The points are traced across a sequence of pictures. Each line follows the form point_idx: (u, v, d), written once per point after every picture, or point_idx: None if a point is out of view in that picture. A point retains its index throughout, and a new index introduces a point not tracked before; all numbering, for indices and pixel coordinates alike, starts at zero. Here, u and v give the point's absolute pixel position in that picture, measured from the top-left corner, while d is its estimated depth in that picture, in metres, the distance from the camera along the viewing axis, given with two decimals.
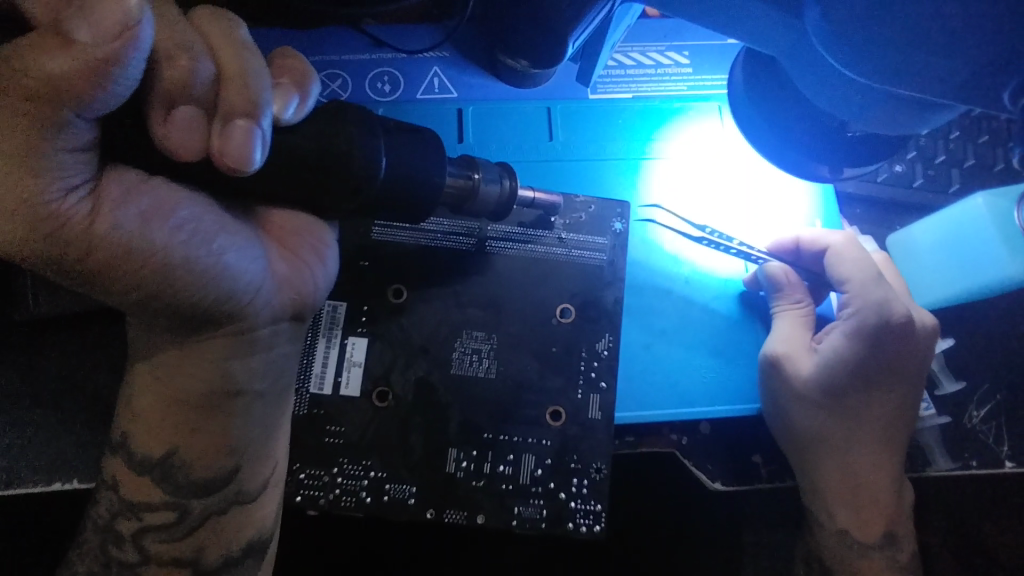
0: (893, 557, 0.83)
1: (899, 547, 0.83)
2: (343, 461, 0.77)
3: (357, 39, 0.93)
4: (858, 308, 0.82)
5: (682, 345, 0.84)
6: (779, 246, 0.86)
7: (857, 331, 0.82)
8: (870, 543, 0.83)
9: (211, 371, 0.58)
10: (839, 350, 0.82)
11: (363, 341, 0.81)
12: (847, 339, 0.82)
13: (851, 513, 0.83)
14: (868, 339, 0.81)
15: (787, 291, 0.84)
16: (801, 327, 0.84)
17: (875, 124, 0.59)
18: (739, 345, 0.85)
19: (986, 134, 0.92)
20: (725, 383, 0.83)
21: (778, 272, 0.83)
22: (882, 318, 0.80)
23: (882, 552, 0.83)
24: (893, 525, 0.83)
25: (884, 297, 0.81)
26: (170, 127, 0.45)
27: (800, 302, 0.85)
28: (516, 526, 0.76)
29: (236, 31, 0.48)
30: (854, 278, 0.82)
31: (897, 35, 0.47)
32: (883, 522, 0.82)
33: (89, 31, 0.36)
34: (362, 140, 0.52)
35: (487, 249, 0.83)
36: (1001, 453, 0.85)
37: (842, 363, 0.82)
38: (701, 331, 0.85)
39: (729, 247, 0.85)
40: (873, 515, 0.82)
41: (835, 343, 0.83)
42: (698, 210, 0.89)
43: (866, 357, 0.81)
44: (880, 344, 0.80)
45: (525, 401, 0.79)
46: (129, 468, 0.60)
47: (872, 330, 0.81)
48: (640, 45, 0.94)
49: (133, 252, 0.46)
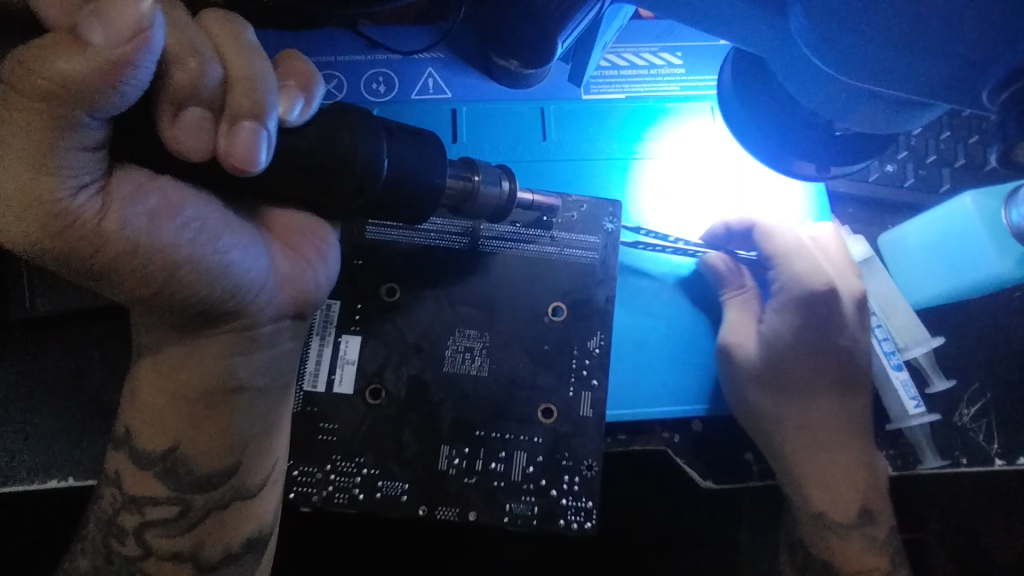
0: (871, 536, 0.81)
1: (876, 523, 0.82)
2: (337, 458, 0.78)
3: (353, 39, 0.94)
4: (785, 282, 0.86)
5: (667, 343, 0.86)
6: (711, 234, 0.88)
7: (785, 306, 0.86)
8: (846, 521, 0.81)
9: (212, 369, 0.58)
10: (780, 327, 0.85)
11: (356, 339, 0.82)
12: (785, 314, 0.86)
13: (823, 492, 0.82)
14: (795, 312, 0.85)
15: (731, 280, 0.86)
16: (747, 310, 0.86)
17: (860, 124, 0.61)
18: (700, 340, 0.87)
19: (976, 134, 0.94)
20: (686, 383, 0.85)
21: (715, 261, 0.86)
22: (803, 290, 0.85)
23: (860, 530, 0.81)
24: (866, 500, 0.82)
25: (807, 268, 0.85)
26: (178, 128, 0.46)
27: (742, 286, 0.87)
28: (508, 522, 0.77)
29: (244, 34, 0.49)
30: (779, 254, 0.86)
31: (880, 36, 0.49)
32: (858, 499, 0.82)
33: (104, 34, 0.37)
34: (366, 143, 0.54)
35: (481, 248, 0.84)
36: (992, 451, 0.87)
37: (778, 336, 0.85)
38: (671, 328, 0.87)
39: (667, 246, 0.88)
40: (846, 492, 0.82)
41: (770, 318, 0.87)
42: (673, 211, 0.91)
43: (803, 327, 0.85)
44: (807, 316, 0.85)
45: (517, 399, 0.80)
46: (132, 463, 0.60)
47: (797, 302, 0.85)
48: (634, 46, 0.95)
49: (142, 250, 0.47)
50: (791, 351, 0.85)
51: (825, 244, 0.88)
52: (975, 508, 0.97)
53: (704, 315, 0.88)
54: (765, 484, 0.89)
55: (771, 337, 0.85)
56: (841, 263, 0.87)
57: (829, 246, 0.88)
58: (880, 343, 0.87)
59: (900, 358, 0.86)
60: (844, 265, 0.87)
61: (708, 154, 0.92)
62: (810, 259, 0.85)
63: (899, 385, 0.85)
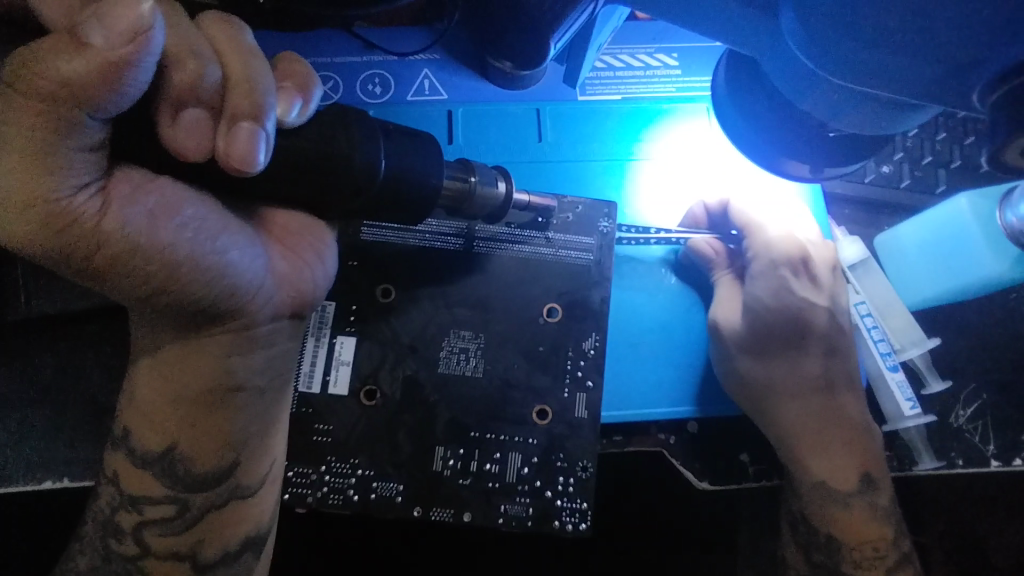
0: (873, 503, 0.81)
1: (877, 490, 0.82)
2: (332, 459, 0.79)
3: (349, 41, 0.94)
4: (757, 248, 0.86)
5: (663, 343, 0.87)
6: (692, 219, 0.90)
7: (762, 270, 0.85)
8: (848, 489, 0.81)
9: (211, 369, 0.59)
10: (764, 288, 0.84)
11: (352, 340, 0.82)
12: (766, 277, 0.84)
13: (821, 459, 0.82)
14: (773, 275, 0.84)
15: (719, 261, 0.87)
16: (731, 285, 0.86)
17: (853, 125, 0.61)
18: (693, 334, 0.87)
19: (972, 134, 0.94)
20: (677, 386, 0.85)
21: (700, 243, 0.87)
22: (777, 250, 0.84)
23: (862, 498, 0.81)
24: (868, 467, 0.82)
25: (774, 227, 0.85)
26: (177, 128, 0.46)
27: (730, 266, 0.88)
28: (502, 523, 0.77)
29: (242, 36, 0.50)
30: (748, 218, 0.86)
31: (871, 39, 0.49)
32: (857, 467, 0.82)
33: (103, 36, 0.38)
34: (362, 143, 0.54)
35: (475, 249, 0.84)
36: (988, 452, 0.87)
37: (760, 302, 0.84)
38: (664, 323, 0.87)
39: (649, 238, 0.89)
40: (846, 459, 0.82)
41: (749, 285, 0.85)
42: (664, 207, 0.92)
43: (781, 285, 0.84)
44: (783, 276, 0.84)
45: (512, 399, 0.80)
46: (130, 463, 0.61)
47: (773, 265, 0.84)
48: (630, 47, 0.96)
49: (140, 249, 0.47)
50: (772, 318, 0.83)
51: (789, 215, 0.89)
52: (974, 505, 0.97)
53: (698, 297, 0.89)
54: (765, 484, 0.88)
55: (754, 303, 0.83)
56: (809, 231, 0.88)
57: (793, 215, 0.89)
58: (875, 345, 0.87)
59: (896, 359, 0.86)
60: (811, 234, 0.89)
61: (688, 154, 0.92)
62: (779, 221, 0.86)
63: (895, 386, 0.85)
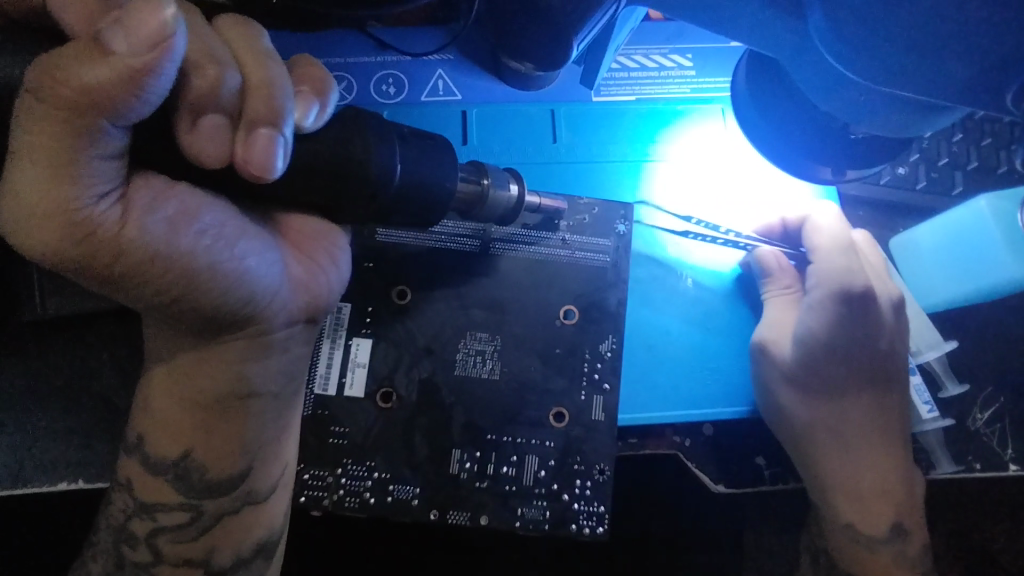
0: (901, 551, 0.83)
1: (908, 539, 0.83)
2: (347, 462, 0.78)
3: (362, 41, 0.93)
4: (821, 277, 0.85)
5: (683, 345, 0.86)
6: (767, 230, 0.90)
7: (819, 302, 0.84)
8: (879, 535, 0.82)
9: (230, 374, 0.58)
10: (817, 322, 0.84)
11: (368, 342, 0.81)
12: (822, 311, 0.84)
13: (853, 506, 0.83)
14: (830, 309, 0.84)
15: (777, 276, 0.86)
16: (786, 307, 0.85)
17: (879, 127, 0.60)
18: (728, 343, 0.87)
19: (989, 137, 0.94)
20: (693, 388, 0.85)
21: (767, 256, 0.86)
22: (840, 286, 0.83)
23: (890, 545, 0.83)
24: (901, 516, 0.83)
25: (848, 265, 0.83)
26: (196, 134, 0.45)
27: (790, 287, 0.86)
28: (520, 526, 0.77)
29: (259, 41, 0.49)
30: (823, 248, 0.85)
31: (901, 41, 0.48)
32: (891, 516, 0.83)
33: (126, 42, 0.37)
34: (379, 148, 0.53)
35: (491, 251, 0.84)
36: (1006, 456, 0.86)
37: (812, 334, 0.84)
38: (689, 321, 0.87)
39: (718, 237, 0.89)
40: (880, 508, 0.83)
41: (804, 315, 0.85)
42: (694, 201, 0.91)
43: (840, 323, 0.83)
44: (844, 312, 0.83)
45: (527, 402, 0.80)
46: (146, 469, 0.60)
47: (831, 299, 0.83)
48: (644, 47, 0.95)
49: (160, 257, 0.47)
50: (823, 351, 0.84)
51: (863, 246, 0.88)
52: (987, 511, 0.96)
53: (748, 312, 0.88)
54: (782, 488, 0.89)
55: (805, 335, 0.83)
56: (879, 267, 0.87)
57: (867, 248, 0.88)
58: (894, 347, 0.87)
59: (912, 363, 0.87)
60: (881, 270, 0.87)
61: (742, 153, 0.91)
62: (852, 256, 0.84)
63: (914, 390, 0.86)
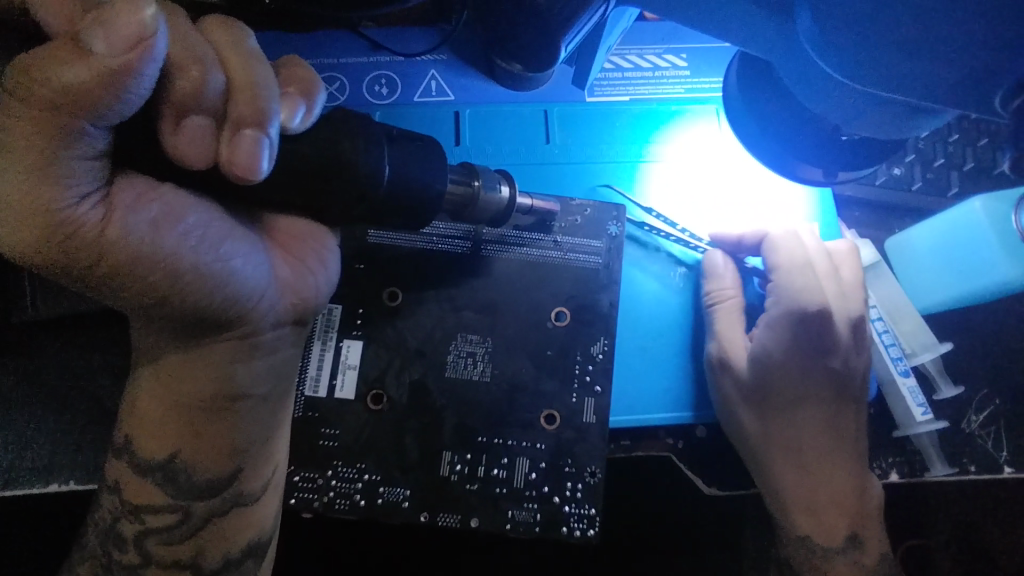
0: (858, 561, 0.80)
1: (863, 549, 0.81)
2: (337, 464, 0.78)
3: (354, 41, 0.93)
4: (781, 298, 0.83)
5: (661, 350, 0.86)
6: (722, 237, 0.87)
7: (776, 323, 0.83)
8: (833, 547, 0.81)
9: (217, 375, 0.58)
10: (768, 344, 0.83)
11: (359, 344, 0.81)
12: (775, 332, 0.83)
13: (807, 517, 0.81)
14: (786, 331, 0.82)
15: (722, 278, 0.85)
16: (732, 318, 0.84)
17: (867, 129, 0.60)
18: (671, 350, 0.86)
19: (986, 137, 0.93)
20: (683, 391, 0.85)
21: (715, 257, 0.86)
22: (797, 308, 0.81)
23: (846, 555, 0.80)
24: (856, 527, 0.81)
25: (805, 286, 0.81)
26: (179, 136, 0.45)
27: (731, 294, 0.85)
28: (510, 529, 0.77)
29: (246, 42, 0.49)
30: (782, 267, 0.83)
31: (887, 41, 0.48)
32: (846, 526, 0.81)
33: (106, 43, 0.37)
34: (366, 149, 0.53)
35: (482, 252, 0.84)
36: (1001, 458, 0.86)
37: (767, 353, 0.83)
38: (664, 326, 0.87)
39: (671, 233, 0.89)
40: (835, 517, 0.81)
41: (762, 334, 0.84)
42: (669, 194, 0.91)
43: (793, 345, 0.82)
44: (798, 335, 0.82)
45: (517, 404, 0.80)
46: (133, 470, 0.60)
47: (789, 321, 0.82)
48: (638, 47, 0.95)
49: (145, 258, 0.47)
50: (778, 370, 0.83)
51: (839, 266, 0.86)
52: (982, 512, 0.96)
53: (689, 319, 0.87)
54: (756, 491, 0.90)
55: (759, 355, 0.83)
56: (853, 289, 0.85)
57: (844, 268, 0.86)
58: (887, 350, 0.86)
59: (907, 364, 0.85)
60: (858, 290, 0.85)
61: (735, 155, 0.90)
62: (810, 275, 0.82)
63: (907, 391, 0.83)
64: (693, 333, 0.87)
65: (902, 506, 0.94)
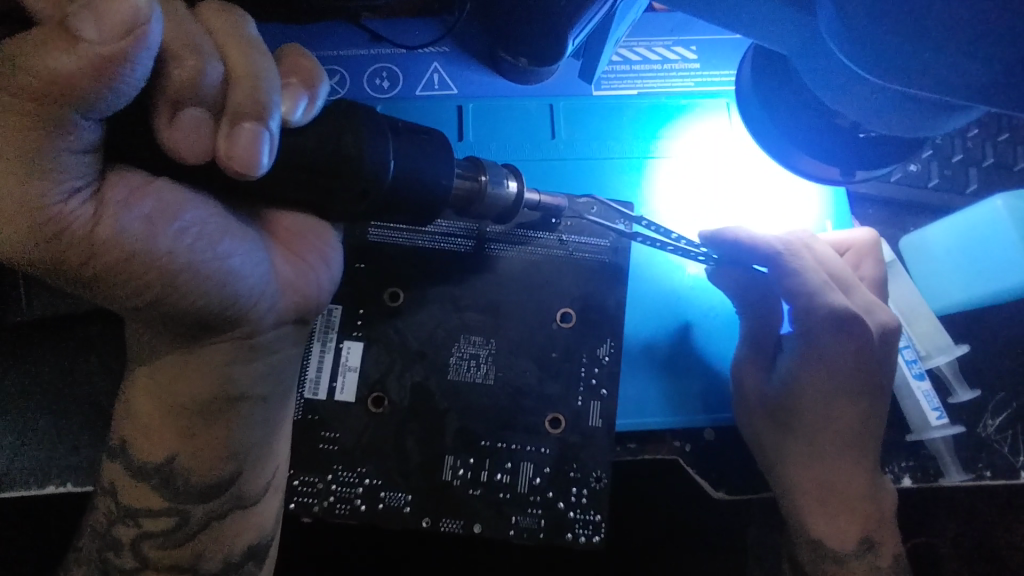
0: (873, 565, 0.77)
1: (879, 551, 0.77)
2: (337, 468, 0.76)
3: (356, 33, 0.91)
4: (811, 321, 0.78)
5: (657, 356, 0.83)
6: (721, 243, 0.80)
7: (803, 346, 0.78)
8: (847, 550, 0.77)
9: (215, 377, 0.56)
10: (795, 373, 0.79)
11: (359, 345, 0.79)
12: (801, 360, 0.78)
13: (827, 522, 0.78)
14: (815, 360, 0.78)
15: (749, 298, 0.81)
16: (764, 338, 0.81)
17: (891, 127, 0.57)
18: (663, 360, 0.83)
19: (1007, 131, 0.91)
20: (684, 392, 0.83)
21: (724, 276, 0.81)
22: (830, 329, 0.77)
23: (861, 560, 0.77)
24: (869, 529, 0.77)
25: (836, 306, 0.77)
26: (175, 130, 0.43)
27: (762, 311, 0.80)
28: (514, 535, 0.75)
29: (245, 30, 0.47)
30: (810, 283, 0.78)
31: (919, 40, 0.45)
32: (860, 529, 0.77)
33: (96, 29, 0.35)
34: (371, 143, 0.51)
35: (487, 251, 0.82)
36: (1018, 463, 0.84)
37: (790, 382, 0.79)
38: (656, 334, 0.84)
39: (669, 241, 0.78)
40: (848, 519, 0.77)
41: (791, 362, 0.79)
42: (685, 192, 0.88)
43: (827, 373, 0.77)
44: (828, 363, 0.77)
45: (523, 408, 0.78)
46: (128, 475, 0.58)
47: (821, 349, 0.77)
48: (646, 39, 0.92)
49: (137, 256, 0.45)
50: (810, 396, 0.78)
51: (860, 258, 0.84)
52: (994, 514, 0.95)
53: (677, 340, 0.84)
54: (764, 497, 0.88)
55: (792, 383, 0.79)
56: (874, 283, 0.83)
57: (864, 260, 0.84)
58: (902, 352, 0.84)
59: (921, 367, 0.83)
60: (878, 285, 0.84)
61: (747, 151, 0.88)
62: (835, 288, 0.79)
63: (922, 395, 0.82)
64: (687, 356, 0.84)
65: (912, 508, 0.93)
